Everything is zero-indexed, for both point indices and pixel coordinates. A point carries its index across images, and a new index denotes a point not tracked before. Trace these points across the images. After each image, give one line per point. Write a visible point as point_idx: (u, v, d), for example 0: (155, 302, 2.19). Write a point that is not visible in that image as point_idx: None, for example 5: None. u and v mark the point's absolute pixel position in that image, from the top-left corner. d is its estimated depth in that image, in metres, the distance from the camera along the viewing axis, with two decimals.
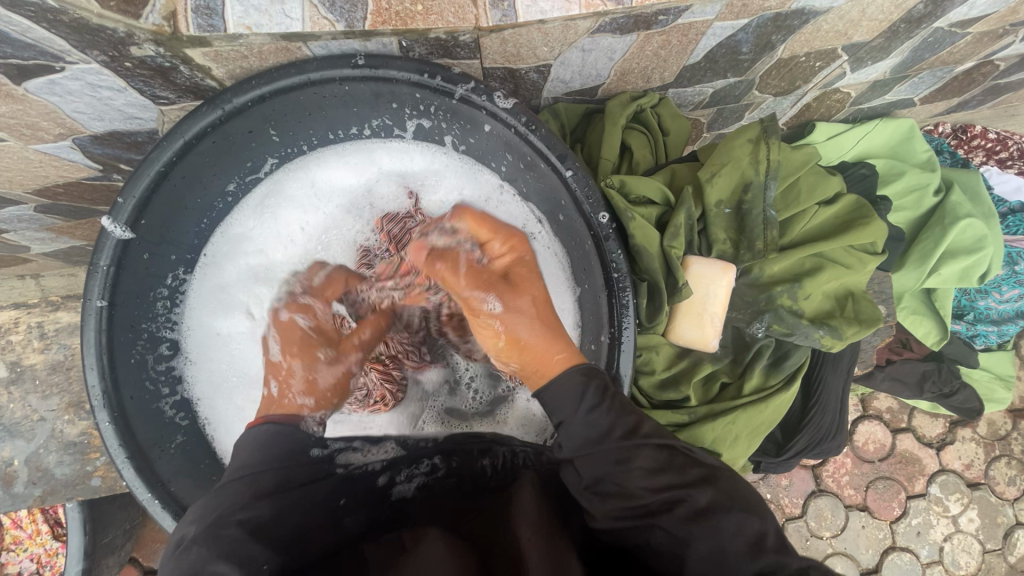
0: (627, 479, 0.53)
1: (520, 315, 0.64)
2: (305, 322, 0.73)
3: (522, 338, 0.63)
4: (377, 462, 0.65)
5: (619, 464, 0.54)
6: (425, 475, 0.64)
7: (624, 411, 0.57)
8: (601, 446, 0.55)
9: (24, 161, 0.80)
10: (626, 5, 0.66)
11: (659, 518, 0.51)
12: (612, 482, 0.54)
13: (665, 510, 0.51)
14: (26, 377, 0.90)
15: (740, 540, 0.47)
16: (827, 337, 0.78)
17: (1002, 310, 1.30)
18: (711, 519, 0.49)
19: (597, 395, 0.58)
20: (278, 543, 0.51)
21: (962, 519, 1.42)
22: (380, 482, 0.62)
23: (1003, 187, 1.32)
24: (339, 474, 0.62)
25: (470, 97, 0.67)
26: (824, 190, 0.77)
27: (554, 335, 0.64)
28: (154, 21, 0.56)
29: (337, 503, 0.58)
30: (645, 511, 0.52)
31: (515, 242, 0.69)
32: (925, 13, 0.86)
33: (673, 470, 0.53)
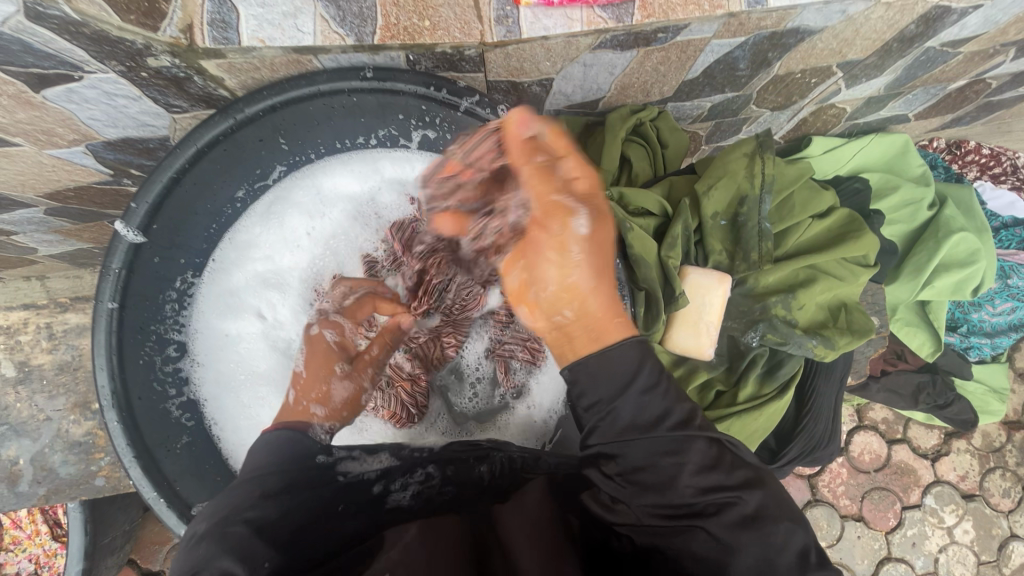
0: (676, 476, 0.53)
1: (591, 257, 0.59)
2: (331, 337, 0.78)
3: (587, 290, 0.58)
4: (374, 471, 0.68)
5: (669, 455, 0.54)
6: (421, 483, 0.68)
7: (680, 399, 0.57)
8: (654, 433, 0.55)
9: (38, 166, 0.82)
10: (626, 23, 0.69)
11: (707, 519, 0.51)
12: (659, 474, 0.54)
13: (712, 511, 0.51)
14: (33, 377, 0.92)
15: (788, 554, 0.50)
16: (820, 347, 0.80)
17: (996, 323, 1.31)
18: (757, 527, 0.50)
19: (654, 376, 0.57)
20: (279, 541, 0.51)
21: (957, 530, 1.43)
22: (374, 489, 0.65)
23: (996, 203, 1.34)
24: (342, 482, 0.64)
25: (475, 109, 0.72)
26: (818, 203, 0.79)
27: (614, 301, 0.60)
28: (172, 33, 0.59)
29: (337, 508, 0.59)
30: (690, 510, 0.52)
31: (597, 175, 0.61)
32: (917, 33, 0.88)
33: (721, 470, 0.54)
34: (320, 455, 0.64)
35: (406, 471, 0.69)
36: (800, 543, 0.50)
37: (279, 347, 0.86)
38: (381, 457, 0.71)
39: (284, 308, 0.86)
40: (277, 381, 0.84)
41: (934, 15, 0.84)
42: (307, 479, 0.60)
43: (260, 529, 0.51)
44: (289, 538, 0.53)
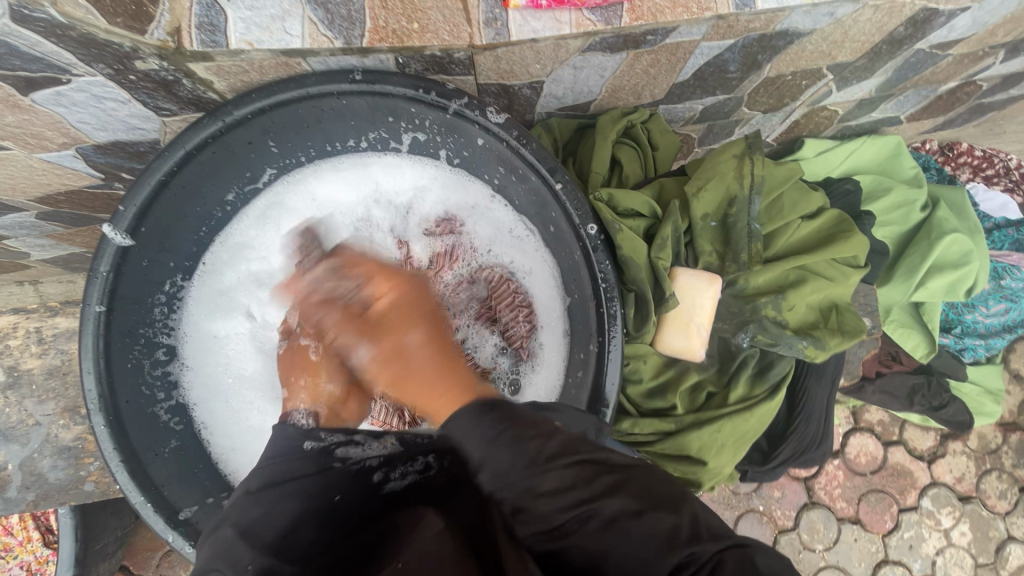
0: (537, 482, 0.46)
1: (415, 347, 0.63)
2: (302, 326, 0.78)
3: (414, 373, 0.61)
4: (376, 457, 0.67)
5: (529, 491, 0.46)
6: (418, 474, 0.65)
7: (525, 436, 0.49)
8: (518, 440, 0.48)
9: (28, 170, 0.82)
10: (615, 25, 0.69)
11: (573, 536, 0.44)
12: (526, 484, 0.46)
13: (577, 528, 0.44)
14: (23, 382, 0.91)
15: (655, 540, 0.42)
16: (810, 348, 0.79)
17: (989, 324, 1.32)
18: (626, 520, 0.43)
19: (498, 425, 0.50)
20: (265, 542, 0.53)
21: (954, 532, 1.43)
22: (374, 478, 0.65)
23: (989, 205, 1.35)
24: (338, 468, 0.64)
25: (463, 112, 0.69)
26: (807, 205, 0.79)
27: (445, 370, 0.60)
28: (159, 36, 0.59)
29: (332, 499, 0.60)
30: (558, 533, 0.44)
31: (396, 287, 0.71)
32: (906, 35, 0.89)
33: (584, 484, 0.45)
34: (308, 441, 0.66)
35: (407, 459, 0.67)
36: (665, 521, 0.43)
37: (266, 348, 0.85)
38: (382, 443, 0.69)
39: (276, 310, 0.85)
40: (267, 384, 0.84)
41: (921, 17, 0.84)
42: (313, 467, 0.62)
43: (244, 531, 0.53)
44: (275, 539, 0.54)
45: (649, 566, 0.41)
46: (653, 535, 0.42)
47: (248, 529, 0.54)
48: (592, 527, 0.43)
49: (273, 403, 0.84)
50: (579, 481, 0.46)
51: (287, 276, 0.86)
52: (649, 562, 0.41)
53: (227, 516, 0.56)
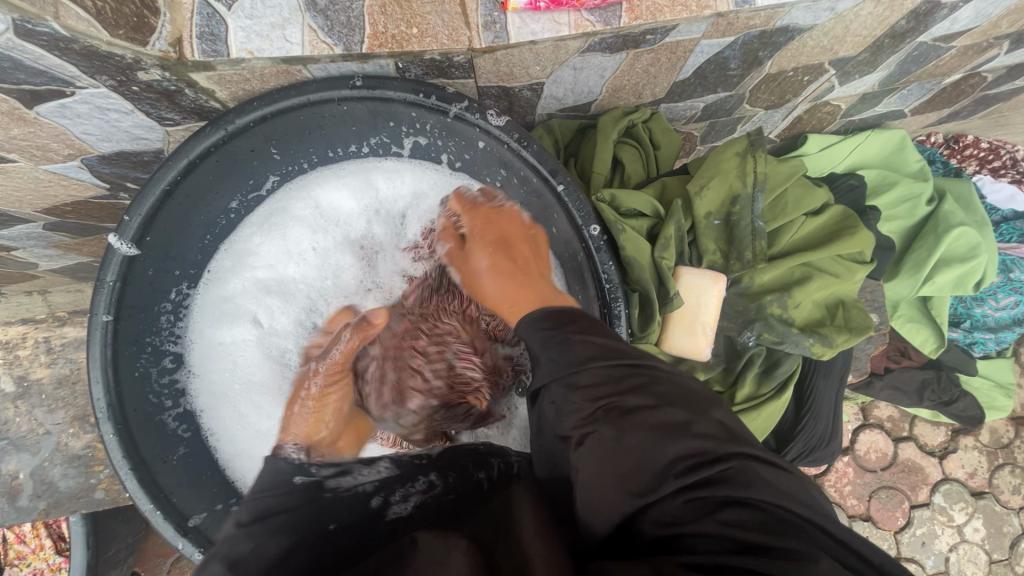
0: (569, 380, 0.52)
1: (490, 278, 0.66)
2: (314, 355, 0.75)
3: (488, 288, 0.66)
4: (371, 483, 0.66)
5: (569, 381, 0.52)
6: (421, 493, 0.66)
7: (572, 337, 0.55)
8: (559, 362, 0.53)
9: (34, 182, 0.83)
10: (614, 25, 0.69)
11: (603, 422, 0.49)
12: (570, 372, 0.52)
13: (609, 411, 0.49)
14: (33, 392, 0.92)
15: (681, 426, 0.47)
16: (817, 345, 0.79)
17: (999, 318, 1.30)
18: (647, 414, 0.48)
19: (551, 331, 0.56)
20: None
21: (967, 529, 1.41)
22: (372, 504, 0.63)
23: (996, 196, 1.33)
24: (330, 497, 0.60)
25: (464, 115, 0.70)
26: (811, 201, 0.79)
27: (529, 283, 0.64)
28: (161, 47, 0.60)
29: (327, 528, 0.57)
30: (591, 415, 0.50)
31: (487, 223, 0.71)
32: (908, 28, 0.88)
33: (617, 381, 0.51)
34: (297, 473, 0.60)
35: (407, 481, 0.68)
36: (678, 417, 0.47)
37: (274, 355, 0.85)
38: (376, 469, 0.68)
39: (284, 317, 0.85)
40: (276, 391, 0.84)
41: (923, 10, 0.84)
42: (301, 497, 0.58)
43: (233, 564, 0.49)
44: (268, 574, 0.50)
45: (655, 451, 0.46)
46: (664, 432, 0.47)
47: (238, 563, 0.50)
48: (614, 423, 0.48)
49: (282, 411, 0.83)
50: (609, 380, 0.51)
51: (296, 285, 0.86)
52: (657, 445, 0.46)
53: (215, 550, 0.52)
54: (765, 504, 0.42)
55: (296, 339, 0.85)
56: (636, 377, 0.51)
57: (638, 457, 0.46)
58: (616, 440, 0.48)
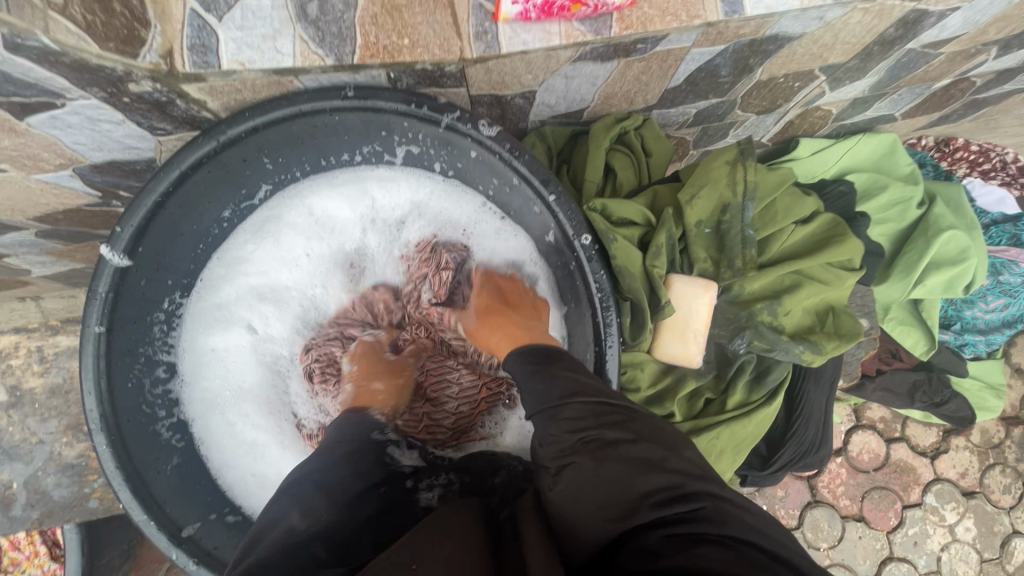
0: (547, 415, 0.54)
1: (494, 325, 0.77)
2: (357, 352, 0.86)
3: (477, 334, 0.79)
4: (410, 465, 0.73)
5: (548, 414, 0.55)
6: (443, 486, 0.72)
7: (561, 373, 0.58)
8: (540, 405, 0.56)
9: (26, 191, 0.83)
10: (604, 35, 0.69)
11: (579, 455, 0.51)
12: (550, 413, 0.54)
13: (585, 446, 0.51)
14: (25, 401, 0.92)
15: (644, 461, 0.48)
16: (807, 353, 0.80)
17: (989, 320, 1.31)
18: (620, 449, 0.50)
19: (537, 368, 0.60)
20: (334, 498, 0.57)
21: (959, 528, 1.43)
22: (408, 483, 0.70)
23: (986, 199, 1.34)
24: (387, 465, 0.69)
25: (456, 126, 0.70)
26: (800, 209, 0.79)
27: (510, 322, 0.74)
28: (151, 59, 0.60)
29: (382, 490, 0.64)
30: (568, 449, 0.52)
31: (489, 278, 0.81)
32: (897, 35, 0.89)
33: (594, 416, 0.53)
34: (374, 433, 0.72)
35: (433, 473, 0.74)
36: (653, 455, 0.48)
37: (267, 363, 0.87)
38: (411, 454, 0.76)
39: (278, 324, 0.87)
40: (263, 399, 0.86)
41: (912, 18, 0.84)
42: (374, 460, 0.67)
43: (326, 490, 0.57)
44: (346, 500, 0.58)
45: (630, 485, 0.47)
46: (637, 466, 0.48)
47: (329, 487, 0.58)
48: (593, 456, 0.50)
49: (267, 420, 0.85)
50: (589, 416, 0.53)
51: (290, 291, 0.88)
52: (633, 480, 0.47)
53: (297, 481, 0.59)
54: (733, 542, 0.42)
55: (290, 345, 0.88)
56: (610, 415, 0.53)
57: (611, 492, 0.47)
58: (594, 471, 0.49)
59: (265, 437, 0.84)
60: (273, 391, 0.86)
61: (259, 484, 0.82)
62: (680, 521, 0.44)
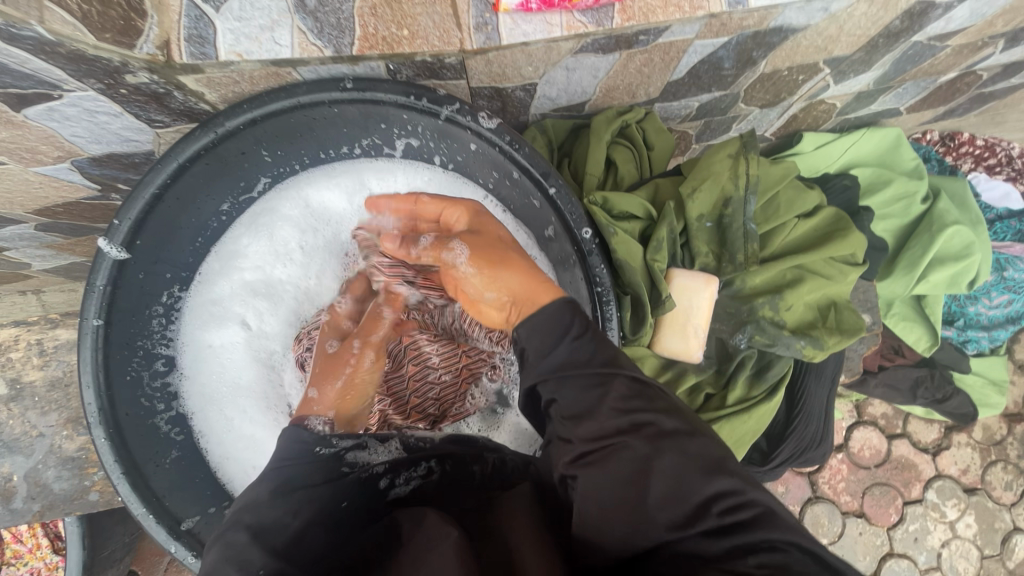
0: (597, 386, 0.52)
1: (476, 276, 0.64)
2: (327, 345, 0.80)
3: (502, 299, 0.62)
4: (382, 463, 0.69)
5: (595, 388, 0.53)
6: (421, 479, 0.68)
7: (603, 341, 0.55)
8: (584, 370, 0.53)
9: (24, 183, 0.82)
10: (606, 27, 0.69)
11: (628, 437, 0.49)
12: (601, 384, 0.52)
13: (633, 429, 0.49)
14: (26, 394, 0.92)
15: (701, 458, 0.47)
16: (808, 348, 0.79)
17: (992, 316, 1.31)
18: (681, 439, 0.48)
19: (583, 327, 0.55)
20: (274, 546, 0.52)
21: (959, 524, 1.42)
22: (380, 485, 0.67)
23: (991, 194, 1.33)
24: (347, 474, 0.64)
25: (455, 118, 0.69)
26: (803, 203, 0.79)
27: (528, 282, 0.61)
28: (148, 50, 0.59)
29: (340, 505, 0.61)
30: (613, 430, 0.50)
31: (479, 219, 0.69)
32: (903, 27, 0.88)
33: (644, 399, 0.52)
34: (320, 446, 0.64)
35: (411, 464, 0.69)
36: (717, 456, 0.47)
37: (261, 357, 0.86)
38: (387, 448, 0.71)
39: (272, 319, 0.87)
40: (258, 394, 0.85)
41: (918, 10, 0.83)
42: (321, 477, 0.61)
43: (259, 533, 0.52)
44: (286, 543, 0.53)
45: (690, 479, 0.45)
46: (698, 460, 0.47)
47: (262, 532, 0.53)
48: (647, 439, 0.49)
49: (263, 414, 0.85)
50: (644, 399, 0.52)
51: (283, 286, 0.87)
52: (686, 473, 0.46)
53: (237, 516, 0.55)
54: (789, 547, 0.42)
55: (283, 340, 0.88)
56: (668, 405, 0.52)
57: (664, 484, 0.46)
58: (646, 458, 0.47)
59: (261, 431, 0.84)
60: (268, 386, 0.86)
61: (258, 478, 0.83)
62: (735, 525, 0.43)
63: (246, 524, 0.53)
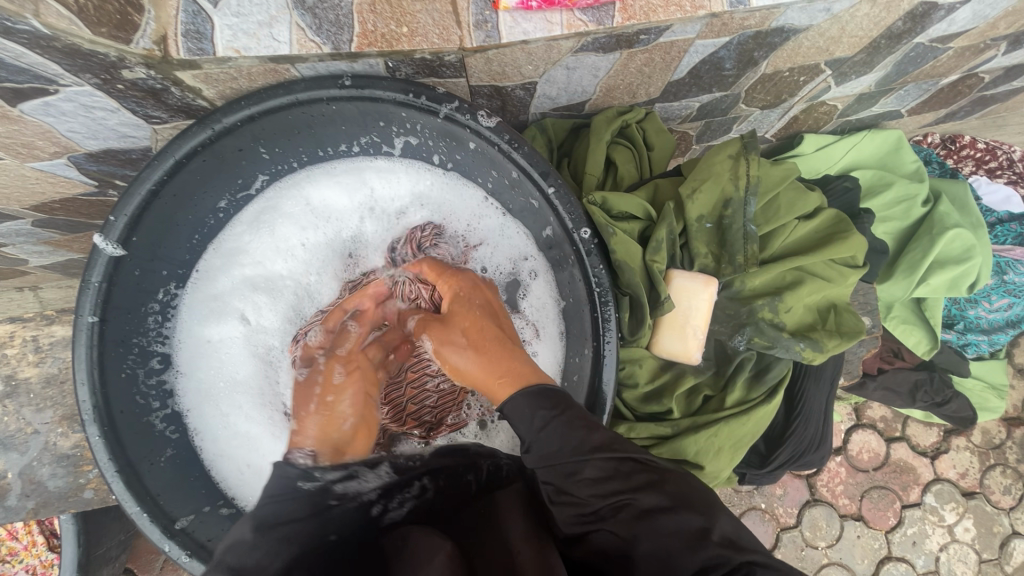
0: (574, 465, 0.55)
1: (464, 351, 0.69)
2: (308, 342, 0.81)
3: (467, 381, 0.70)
4: (374, 489, 0.65)
5: (568, 474, 0.55)
6: (415, 497, 0.64)
7: (575, 425, 0.57)
8: (558, 457, 0.56)
9: (21, 179, 0.82)
10: (607, 25, 0.68)
11: (607, 520, 0.52)
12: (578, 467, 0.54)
13: (612, 513, 0.52)
14: (21, 391, 0.92)
15: (681, 537, 0.48)
16: (808, 350, 0.79)
17: (993, 320, 1.30)
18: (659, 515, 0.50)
19: (553, 412, 0.58)
20: None
21: (958, 528, 1.42)
22: (372, 511, 0.62)
23: (992, 197, 1.33)
24: (337, 506, 0.61)
25: (455, 116, 0.69)
26: (804, 205, 0.78)
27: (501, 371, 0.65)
28: (145, 45, 0.59)
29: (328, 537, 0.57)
30: (595, 516, 0.53)
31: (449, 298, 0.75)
32: (905, 29, 0.87)
33: (620, 477, 0.54)
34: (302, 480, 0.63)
35: (403, 484, 0.66)
36: (693, 524, 0.49)
37: (260, 353, 0.85)
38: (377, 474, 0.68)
39: (271, 313, 0.85)
40: (255, 391, 0.84)
41: (920, 11, 0.83)
42: (308, 509, 0.59)
43: None
44: None
45: (675, 559, 0.47)
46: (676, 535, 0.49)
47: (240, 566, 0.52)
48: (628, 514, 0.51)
49: (259, 411, 0.84)
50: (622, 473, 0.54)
51: (283, 281, 0.86)
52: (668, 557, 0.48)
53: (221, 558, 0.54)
54: None
55: (281, 336, 0.86)
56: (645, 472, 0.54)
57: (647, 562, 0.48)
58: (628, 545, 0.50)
59: (257, 428, 0.83)
60: (266, 383, 0.84)
61: (253, 476, 0.82)
62: None
63: (227, 564, 0.53)
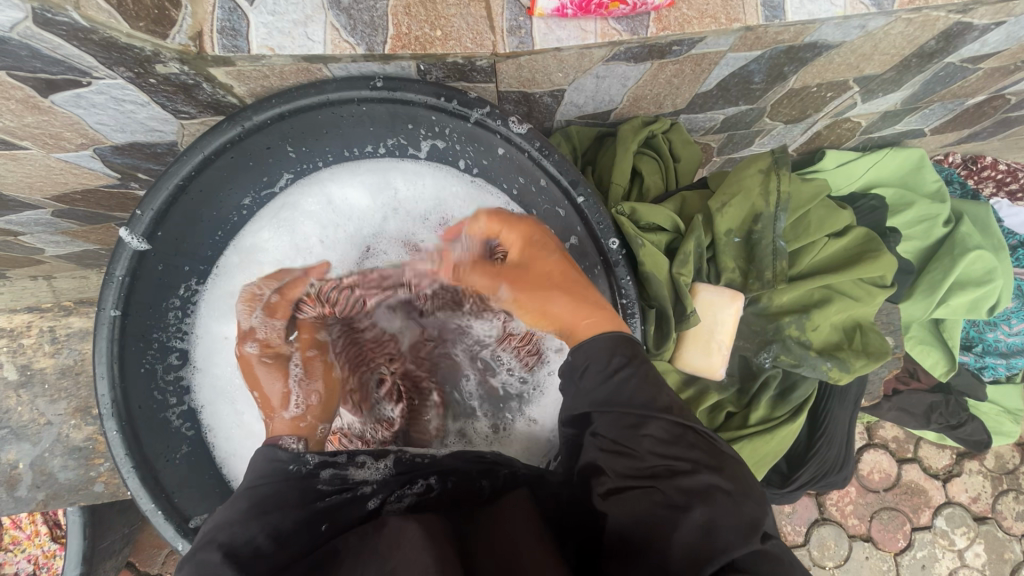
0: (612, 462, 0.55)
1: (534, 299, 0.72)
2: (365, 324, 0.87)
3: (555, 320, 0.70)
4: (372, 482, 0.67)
5: (631, 429, 0.56)
6: (418, 494, 0.66)
7: (650, 385, 0.59)
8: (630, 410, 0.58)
9: (46, 169, 0.82)
10: (641, 35, 0.68)
11: (662, 479, 0.52)
12: (619, 444, 0.56)
13: (667, 473, 0.52)
14: (36, 381, 0.91)
15: (732, 517, 0.48)
16: (834, 370, 0.78)
17: (1011, 343, 1.28)
18: (682, 516, 0.48)
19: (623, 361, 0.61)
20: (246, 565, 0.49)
21: (968, 553, 1.40)
22: (369, 505, 0.62)
23: (1013, 220, 1.31)
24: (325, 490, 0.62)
25: (485, 122, 0.68)
26: (833, 223, 0.77)
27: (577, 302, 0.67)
28: (180, 41, 0.58)
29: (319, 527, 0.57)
30: (649, 472, 0.53)
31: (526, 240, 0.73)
32: (937, 49, 0.86)
33: (683, 445, 0.54)
34: (295, 462, 0.64)
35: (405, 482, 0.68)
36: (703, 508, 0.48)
37: None
38: (375, 467, 0.70)
39: None
40: None
41: (955, 31, 0.82)
42: (299, 498, 0.59)
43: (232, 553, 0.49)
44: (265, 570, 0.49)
45: (715, 530, 0.46)
46: (705, 538, 0.46)
47: (235, 550, 0.50)
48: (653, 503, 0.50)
49: (270, 414, 0.82)
50: (663, 454, 0.53)
51: None
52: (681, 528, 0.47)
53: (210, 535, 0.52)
54: None
55: None
56: (688, 454, 0.53)
57: (672, 549, 0.46)
58: (661, 503, 0.50)
59: (269, 430, 0.82)
60: None
61: None
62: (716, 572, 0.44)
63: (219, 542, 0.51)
